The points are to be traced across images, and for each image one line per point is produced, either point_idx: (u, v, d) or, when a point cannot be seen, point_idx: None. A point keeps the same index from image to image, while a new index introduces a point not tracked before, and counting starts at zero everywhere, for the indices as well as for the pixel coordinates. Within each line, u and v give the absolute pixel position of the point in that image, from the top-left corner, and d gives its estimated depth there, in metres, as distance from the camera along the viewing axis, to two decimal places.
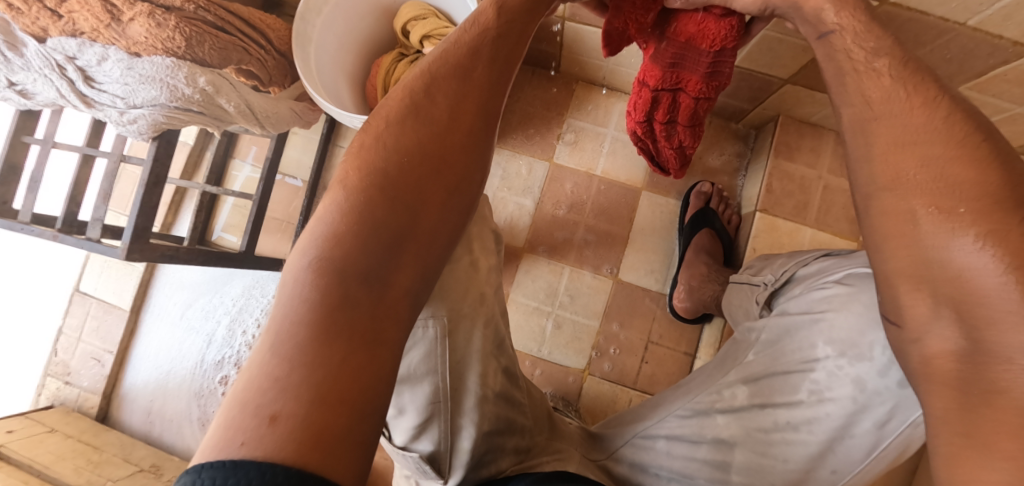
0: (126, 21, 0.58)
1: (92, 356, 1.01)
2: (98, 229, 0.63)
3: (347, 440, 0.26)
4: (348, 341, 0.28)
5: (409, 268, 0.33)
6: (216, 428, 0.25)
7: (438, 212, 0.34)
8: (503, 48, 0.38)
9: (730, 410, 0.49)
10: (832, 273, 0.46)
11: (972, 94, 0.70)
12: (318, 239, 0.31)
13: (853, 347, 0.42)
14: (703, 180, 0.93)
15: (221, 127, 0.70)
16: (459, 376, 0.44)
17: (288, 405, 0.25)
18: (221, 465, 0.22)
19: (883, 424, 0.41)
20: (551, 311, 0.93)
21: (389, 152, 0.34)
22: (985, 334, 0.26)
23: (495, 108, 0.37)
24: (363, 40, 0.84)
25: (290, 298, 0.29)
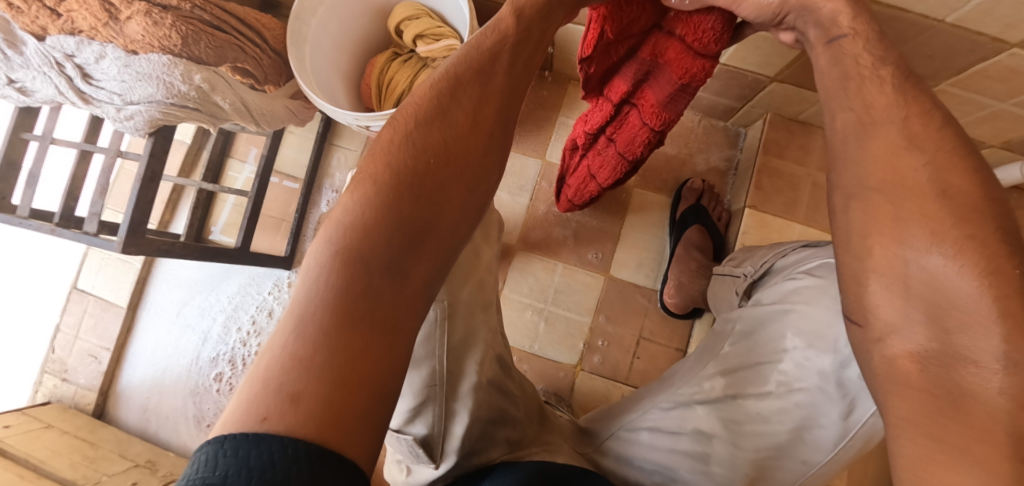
0: (124, 19, 0.60)
1: (89, 353, 1.01)
2: (95, 223, 0.64)
3: (365, 422, 0.27)
4: (368, 328, 0.29)
5: (429, 261, 0.33)
6: (238, 403, 0.25)
7: (459, 208, 0.35)
8: (523, 55, 0.39)
9: (707, 402, 0.49)
10: (806, 264, 0.47)
11: (955, 91, 0.71)
12: (339, 227, 0.31)
13: (819, 338, 0.42)
14: (693, 178, 0.94)
15: (217, 125, 0.71)
16: (458, 363, 0.45)
17: (310, 385, 0.26)
18: (243, 437, 0.23)
19: (848, 416, 0.41)
20: (543, 307, 0.94)
21: (416, 148, 0.34)
22: (951, 331, 0.26)
23: (513, 113, 0.38)
24: (358, 40, 0.86)
25: (315, 285, 0.29)
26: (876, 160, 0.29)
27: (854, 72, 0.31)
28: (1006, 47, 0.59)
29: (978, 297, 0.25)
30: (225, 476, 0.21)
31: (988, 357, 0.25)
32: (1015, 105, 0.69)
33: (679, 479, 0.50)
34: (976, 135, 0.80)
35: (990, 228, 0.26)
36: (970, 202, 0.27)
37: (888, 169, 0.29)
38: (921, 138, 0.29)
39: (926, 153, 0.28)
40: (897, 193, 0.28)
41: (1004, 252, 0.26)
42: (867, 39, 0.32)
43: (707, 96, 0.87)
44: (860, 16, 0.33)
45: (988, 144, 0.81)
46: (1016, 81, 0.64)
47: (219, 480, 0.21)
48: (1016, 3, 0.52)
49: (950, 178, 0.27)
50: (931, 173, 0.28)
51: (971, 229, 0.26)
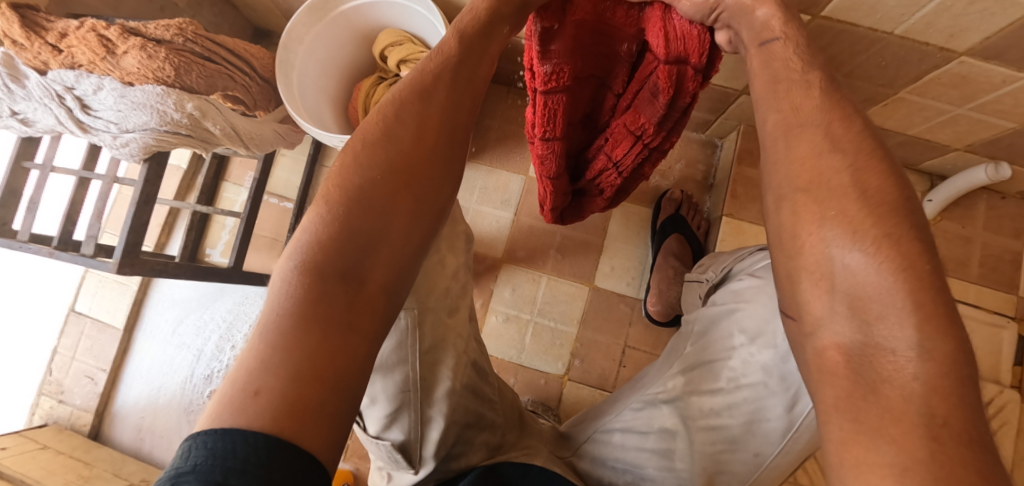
0: (120, 53, 0.64)
1: (85, 374, 1.03)
2: (91, 245, 0.67)
3: (321, 413, 0.28)
4: (324, 330, 0.31)
5: (385, 267, 0.35)
6: (213, 404, 0.28)
7: (409, 217, 0.36)
8: (462, 71, 0.40)
9: (669, 401, 0.51)
10: (753, 266, 0.53)
11: (913, 98, 0.74)
12: (301, 244, 0.33)
13: (761, 334, 0.45)
14: (672, 188, 0.97)
15: (208, 150, 0.74)
16: (432, 370, 0.47)
17: (269, 382, 0.28)
18: (211, 432, 0.26)
19: (792, 408, 0.43)
20: (530, 318, 0.96)
21: (363, 168, 0.36)
22: (871, 321, 0.26)
23: (459, 126, 0.40)
24: (344, 66, 0.90)
25: (277, 297, 0.31)
26: (800, 161, 0.30)
27: (785, 74, 0.32)
28: (954, 55, 0.62)
29: (889, 288, 0.26)
30: (196, 465, 0.24)
31: (903, 346, 0.25)
32: (972, 110, 0.72)
33: (647, 478, 0.52)
34: (940, 139, 0.83)
35: (903, 225, 0.27)
36: (882, 200, 0.28)
37: (811, 170, 0.29)
38: (841, 141, 0.30)
39: (843, 153, 0.29)
40: (821, 192, 0.29)
41: (915, 249, 0.26)
42: (797, 43, 0.33)
43: None
44: (790, 22, 0.34)
45: (953, 148, 0.84)
46: (967, 87, 0.67)
47: (189, 469, 0.24)
48: (955, 14, 0.55)
49: (864, 175, 0.28)
50: (852, 176, 0.28)
51: (887, 227, 0.27)
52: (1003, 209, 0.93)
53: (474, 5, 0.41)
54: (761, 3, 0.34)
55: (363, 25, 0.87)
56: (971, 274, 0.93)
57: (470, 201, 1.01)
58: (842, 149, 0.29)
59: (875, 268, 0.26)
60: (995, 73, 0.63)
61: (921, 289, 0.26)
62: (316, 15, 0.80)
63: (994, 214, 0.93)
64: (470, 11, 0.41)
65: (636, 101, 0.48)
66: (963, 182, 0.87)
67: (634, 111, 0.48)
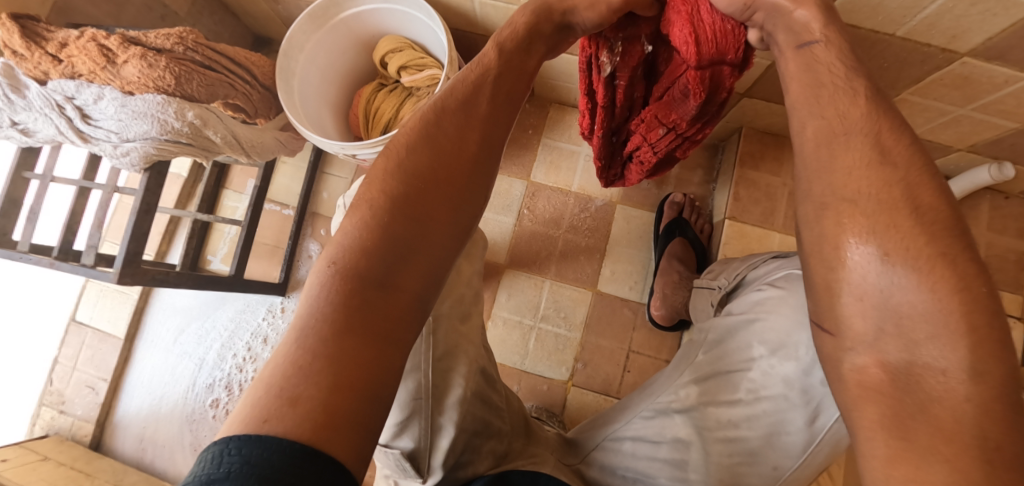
0: (121, 63, 0.64)
1: (86, 383, 1.03)
2: (91, 255, 0.66)
3: (357, 423, 0.28)
4: (361, 338, 0.30)
5: (421, 276, 0.34)
6: (243, 409, 0.27)
7: (446, 228, 0.36)
8: (504, 82, 0.39)
9: (683, 410, 0.51)
10: (772, 274, 0.49)
11: (915, 99, 0.73)
12: (339, 248, 0.33)
13: (782, 346, 0.44)
14: (675, 192, 0.97)
15: (209, 158, 0.74)
16: (444, 378, 0.46)
17: (307, 389, 0.27)
18: (244, 438, 0.25)
19: (813, 422, 0.42)
20: (533, 324, 0.95)
21: (404, 175, 0.35)
22: (919, 341, 0.27)
23: (498, 137, 0.39)
24: (345, 73, 0.90)
25: (312, 301, 0.31)
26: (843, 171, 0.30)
27: (828, 79, 0.32)
28: (956, 56, 0.62)
29: (940, 309, 0.26)
30: (229, 473, 0.22)
31: (954, 367, 0.26)
32: (975, 110, 0.72)
33: None
34: (943, 140, 0.83)
35: (959, 247, 0.27)
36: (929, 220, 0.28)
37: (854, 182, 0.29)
38: (893, 152, 0.29)
39: (883, 168, 0.29)
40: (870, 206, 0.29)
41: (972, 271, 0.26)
42: (838, 48, 0.32)
43: None
44: (831, 24, 0.33)
45: (956, 148, 0.84)
46: (970, 88, 0.67)
47: (223, 476, 0.22)
48: (958, 15, 0.55)
49: (920, 196, 0.28)
50: (900, 190, 0.28)
51: (942, 246, 0.27)
52: (1006, 209, 0.93)
53: (514, 19, 0.41)
54: (801, 4, 0.33)
55: (364, 32, 0.86)
56: None
57: None
58: (890, 164, 0.29)
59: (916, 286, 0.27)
60: (997, 74, 0.63)
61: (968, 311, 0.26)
62: (317, 22, 0.80)
63: (997, 215, 0.93)
64: (509, 25, 0.40)
65: (667, 95, 0.46)
66: (967, 182, 0.87)
67: (665, 103, 0.46)
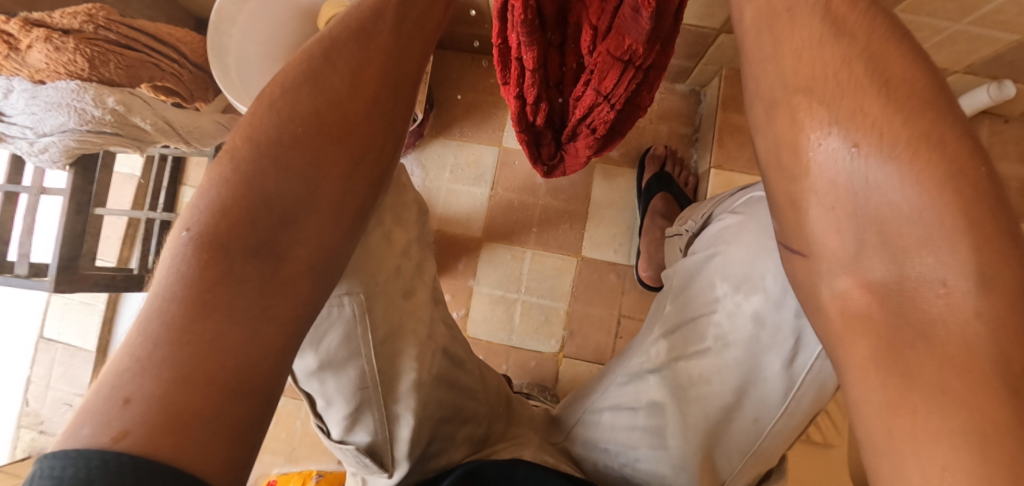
0: (25, 49, 0.57)
1: (63, 401, 0.99)
2: (25, 265, 0.61)
3: (214, 425, 0.22)
4: (225, 317, 0.25)
5: (311, 241, 0.29)
6: (76, 413, 0.22)
7: (340, 181, 0.30)
8: (411, 10, 0.33)
9: (655, 370, 0.46)
10: (734, 202, 0.46)
11: (906, 18, 0.67)
12: (199, 207, 0.27)
13: (746, 280, 0.40)
14: (655, 145, 0.92)
15: (144, 149, 0.68)
16: (391, 363, 0.41)
17: (145, 387, 0.22)
18: (62, 455, 0.19)
19: (793, 362, 0.38)
20: (517, 298, 0.91)
21: (283, 118, 0.29)
22: (907, 250, 0.24)
23: (406, 77, 0.33)
24: (292, 48, 0.82)
25: (165, 275, 0.25)
26: None
27: None
28: None
29: (928, 207, 0.23)
30: None
31: (955, 276, 0.23)
32: (971, 24, 0.66)
33: (641, 459, 0.47)
34: (937, 63, 0.77)
35: (947, 124, 0.24)
36: (915, 99, 0.24)
37: None
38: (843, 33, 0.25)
39: None
40: None
41: (954, 157, 0.23)
42: None
43: None
44: None
45: (951, 70, 0.78)
46: None
47: None
48: None
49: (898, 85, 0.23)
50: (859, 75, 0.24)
51: (923, 127, 0.24)
52: (1006, 133, 0.88)
53: None
54: None
55: None
56: None
57: (442, 179, 0.95)
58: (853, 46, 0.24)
59: (904, 183, 0.24)
60: None
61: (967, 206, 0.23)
62: None
63: (996, 140, 0.88)
64: None
65: (617, 20, 0.40)
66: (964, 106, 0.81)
67: (615, 33, 0.41)
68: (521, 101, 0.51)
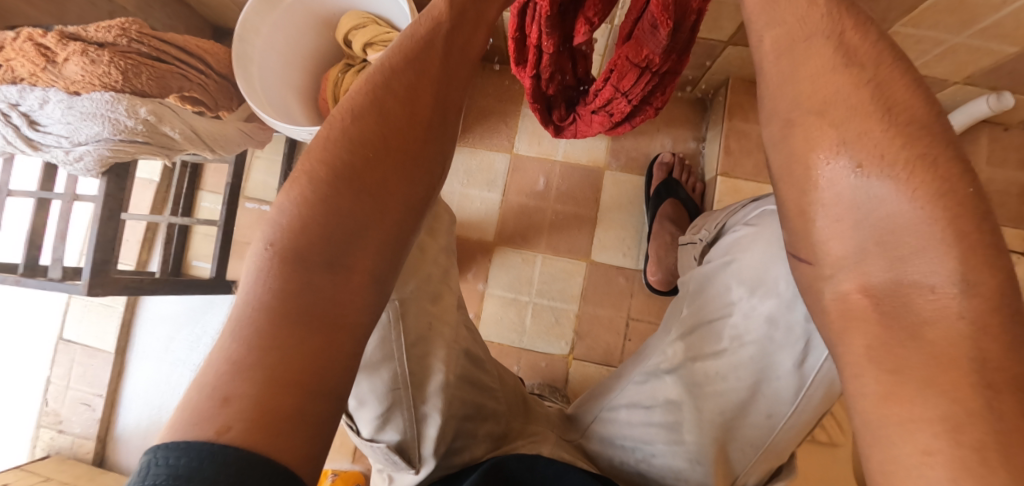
0: (62, 61, 0.60)
1: (81, 401, 1.00)
2: (59, 269, 0.64)
3: (301, 420, 0.26)
4: (304, 327, 0.28)
5: (374, 256, 0.31)
6: (180, 410, 0.25)
7: (401, 201, 0.32)
8: (457, 39, 0.35)
9: (671, 370, 0.49)
10: (748, 214, 0.48)
11: (909, 30, 0.70)
12: (277, 226, 0.30)
13: (761, 284, 0.42)
14: (663, 152, 0.94)
15: (171, 156, 0.70)
16: (421, 364, 0.44)
17: (241, 389, 0.25)
18: (172, 446, 0.23)
19: (803, 364, 0.40)
20: (528, 300, 0.93)
21: (349, 143, 0.31)
22: (903, 257, 0.25)
23: (453, 101, 0.35)
24: (309, 56, 0.85)
25: (252, 289, 0.28)
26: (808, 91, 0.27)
27: None
28: None
29: (925, 220, 0.25)
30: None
31: (944, 282, 0.24)
32: (971, 37, 0.68)
33: (656, 453, 0.50)
34: (938, 73, 0.79)
35: (941, 145, 0.25)
36: (912, 120, 0.26)
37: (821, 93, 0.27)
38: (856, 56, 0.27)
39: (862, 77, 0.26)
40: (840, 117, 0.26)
41: (950, 172, 0.25)
42: None
43: None
44: None
45: (952, 81, 0.80)
46: (967, 11, 0.64)
47: None
48: None
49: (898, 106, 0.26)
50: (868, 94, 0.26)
51: (919, 148, 0.25)
52: (1006, 141, 0.90)
53: None
54: None
55: (322, 9, 0.81)
56: None
57: (455, 184, 0.97)
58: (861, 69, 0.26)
59: (901, 195, 0.25)
60: None
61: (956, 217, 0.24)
62: (270, 3, 0.75)
63: (996, 147, 0.90)
64: None
65: (636, 31, 0.44)
66: (965, 116, 0.83)
67: (635, 42, 0.45)
68: (535, 81, 0.51)
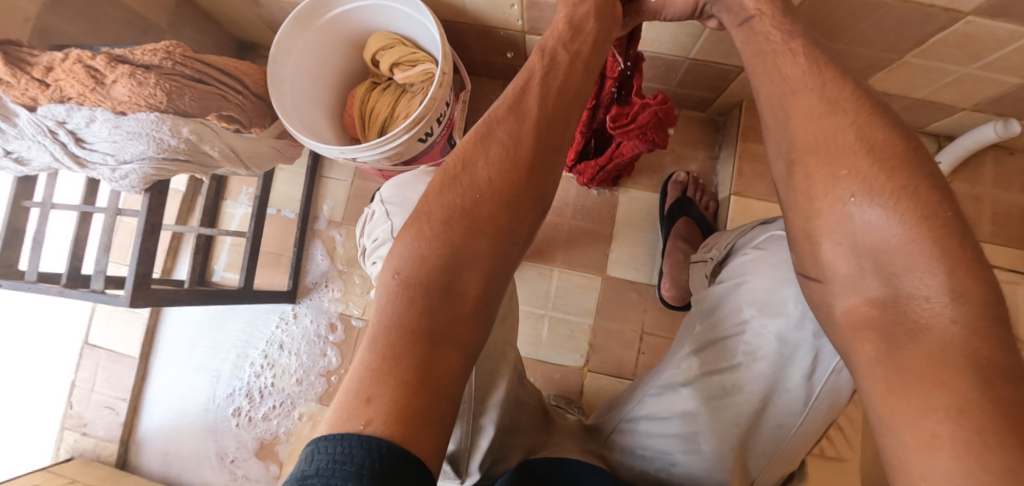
0: (110, 83, 0.62)
1: (105, 404, 1.03)
2: (101, 280, 0.66)
3: (427, 416, 0.29)
4: (425, 341, 0.31)
5: (478, 279, 0.34)
6: (335, 408, 0.29)
7: (503, 228, 0.35)
8: (553, 84, 0.39)
9: (688, 383, 0.51)
10: (756, 238, 0.51)
11: (917, 62, 0.72)
12: (403, 258, 0.34)
13: (770, 304, 0.45)
14: (677, 171, 0.97)
15: (208, 173, 0.73)
16: (487, 380, 0.47)
17: (380, 390, 0.29)
18: (331, 436, 0.27)
19: (812, 375, 0.43)
20: (544, 313, 0.96)
21: (459, 185, 0.36)
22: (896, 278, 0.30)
23: (556, 137, 0.38)
24: (336, 74, 0.88)
25: (384, 311, 0.33)
26: None
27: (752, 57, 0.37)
28: (960, 16, 0.61)
29: (913, 240, 0.30)
30: (318, 470, 0.25)
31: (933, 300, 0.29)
32: (979, 69, 0.71)
33: (677, 463, 0.52)
34: (945, 101, 0.82)
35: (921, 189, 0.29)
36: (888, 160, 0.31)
37: None
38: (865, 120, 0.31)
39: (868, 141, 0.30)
40: None
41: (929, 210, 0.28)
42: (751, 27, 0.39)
43: (679, 90, 0.89)
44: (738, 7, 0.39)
45: (959, 108, 0.83)
46: (974, 47, 0.66)
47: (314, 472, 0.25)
48: None
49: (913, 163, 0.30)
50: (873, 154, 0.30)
51: None
52: (1011, 165, 0.93)
53: (554, 26, 0.43)
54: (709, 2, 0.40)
55: (351, 30, 0.84)
56: (982, 233, 0.93)
57: None
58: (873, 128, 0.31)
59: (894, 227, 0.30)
60: (1001, 30, 0.62)
61: (944, 235, 0.29)
62: (302, 25, 0.78)
63: (1001, 172, 0.93)
64: (549, 35, 0.42)
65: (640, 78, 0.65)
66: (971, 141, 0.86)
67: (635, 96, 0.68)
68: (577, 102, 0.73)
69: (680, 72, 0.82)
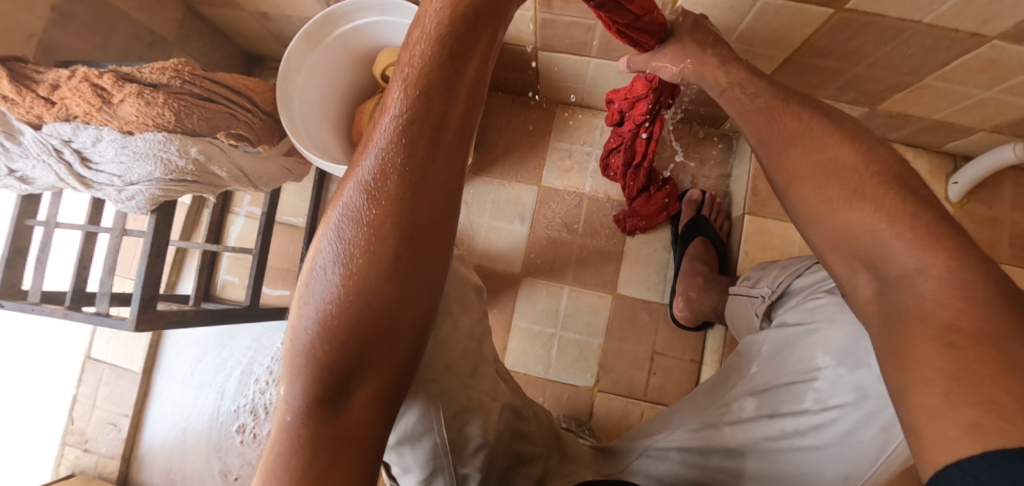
0: (117, 102, 0.61)
1: (108, 421, 1.02)
2: (105, 302, 0.65)
3: None
4: (315, 451, 0.29)
5: (375, 372, 0.30)
6: None
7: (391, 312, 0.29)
8: (428, 113, 0.29)
9: (737, 422, 0.52)
10: (826, 282, 0.49)
11: (938, 84, 0.71)
12: (293, 353, 0.30)
13: (848, 355, 0.44)
14: (691, 189, 0.95)
15: (214, 193, 0.72)
16: (462, 430, 0.44)
17: None
18: None
19: (889, 428, 0.42)
20: (553, 333, 0.94)
21: (335, 265, 0.30)
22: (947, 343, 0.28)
23: (439, 185, 0.30)
24: (343, 89, 0.86)
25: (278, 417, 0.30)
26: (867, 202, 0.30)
27: None
28: (985, 40, 0.59)
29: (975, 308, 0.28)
30: None
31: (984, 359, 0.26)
32: (1001, 92, 0.69)
33: None
34: (965, 122, 0.80)
35: None
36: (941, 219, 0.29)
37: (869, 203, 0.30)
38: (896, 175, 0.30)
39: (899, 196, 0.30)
40: None
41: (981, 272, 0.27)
42: None
43: (693, 107, 0.87)
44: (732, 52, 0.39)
45: (978, 129, 0.81)
46: (997, 71, 0.65)
47: None
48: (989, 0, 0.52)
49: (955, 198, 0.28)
50: None
51: None
52: None
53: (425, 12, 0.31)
54: None
55: (361, 45, 0.83)
56: (1000, 255, 0.92)
57: (481, 216, 0.98)
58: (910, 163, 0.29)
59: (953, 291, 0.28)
60: None
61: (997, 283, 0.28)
62: (313, 41, 0.76)
63: (1019, 194, 0.92)
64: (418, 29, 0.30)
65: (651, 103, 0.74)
66: (989, 162, 0.85)
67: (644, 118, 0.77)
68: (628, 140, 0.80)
69: (693, 91, 0.80)
